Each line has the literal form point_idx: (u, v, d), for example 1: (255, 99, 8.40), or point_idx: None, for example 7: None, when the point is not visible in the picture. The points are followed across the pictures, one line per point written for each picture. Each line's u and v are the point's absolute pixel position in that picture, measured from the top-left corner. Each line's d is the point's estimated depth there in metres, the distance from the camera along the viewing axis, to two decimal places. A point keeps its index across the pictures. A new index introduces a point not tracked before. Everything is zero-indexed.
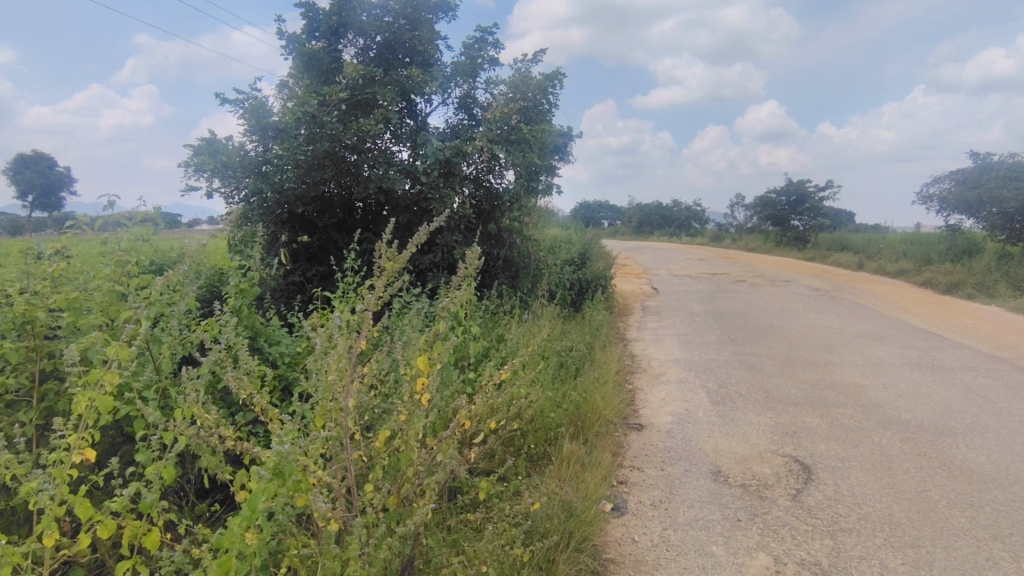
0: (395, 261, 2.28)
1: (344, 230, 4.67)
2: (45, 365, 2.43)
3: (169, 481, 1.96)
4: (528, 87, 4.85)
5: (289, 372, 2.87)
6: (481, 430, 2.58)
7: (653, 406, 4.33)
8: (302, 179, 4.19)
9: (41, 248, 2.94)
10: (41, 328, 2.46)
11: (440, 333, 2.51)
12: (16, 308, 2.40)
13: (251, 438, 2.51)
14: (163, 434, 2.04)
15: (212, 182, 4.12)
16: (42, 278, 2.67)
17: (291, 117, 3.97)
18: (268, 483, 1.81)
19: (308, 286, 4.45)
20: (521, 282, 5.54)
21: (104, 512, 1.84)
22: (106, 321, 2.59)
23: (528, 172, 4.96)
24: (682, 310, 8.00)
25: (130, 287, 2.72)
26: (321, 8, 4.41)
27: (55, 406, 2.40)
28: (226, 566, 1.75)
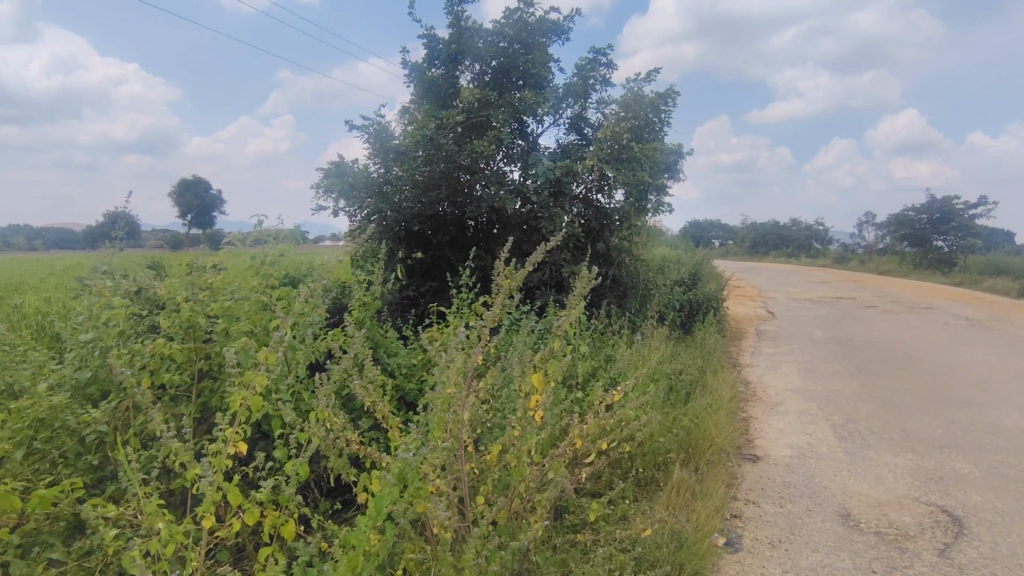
0: (513, 278, 2.35)
1: (456, 247, 4.85)
2: (203, 365, 2.75)
3: (304, 478, 2.13)
4: (640, 105, 4.82)
5: (407, 382, 3.03)
6: (592, 451, 2.56)
7: (769, 437, 4.06)
8: (419, 199, 4.43)
9: (204, 262, 3.35)
10: (200, 332, 2.79)
11: (554, 351, 2.54)
12: (182, 314, 2.75)
13: (373, 442, 2.67)
14: (301, 434, 2.21)
15: (339, 202, 4.47)
16: (204, 287, 3.03)
17: (411, 140, 4.20)
18: (394, 488, 1.91)
19: (421, 300, 4.67)
20: (629, 302, 5.46)
21: (251, 502, 2.03)
22: (252, 328, 2.88)
23: (638, 190, 4.90)
24: (802, 336, 7.44)
25: (273, 298, 3.02)
26: (442, 38, 4.68)
27: (209, 402, 2.72)
28: (355, 562, 1.86)
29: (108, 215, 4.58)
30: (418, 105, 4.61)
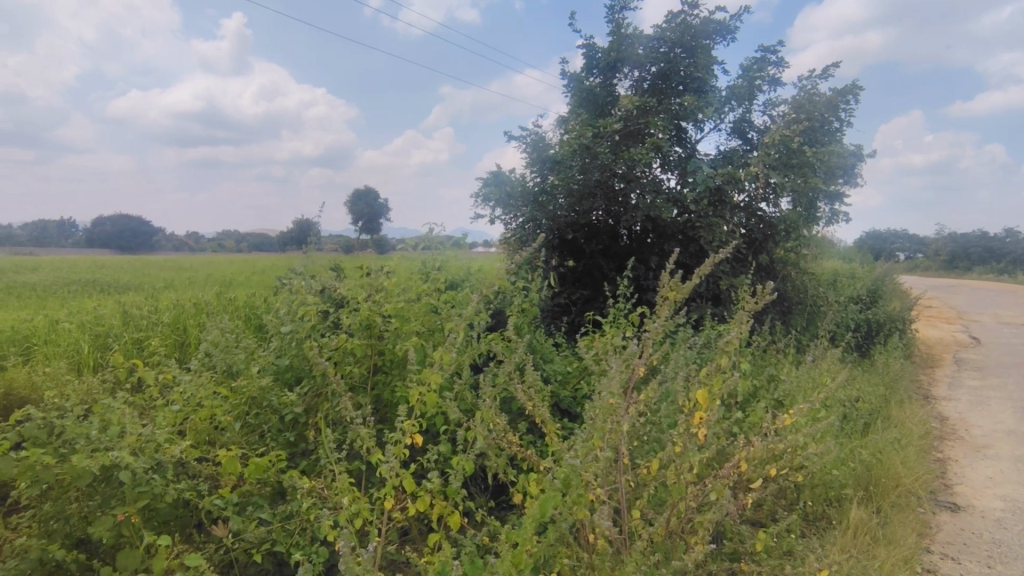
0: (681, 290, 2.32)
1: (610, 255, 4.83)
2: (380, 360, 3.03)
3: (470, 473, 2.25)
4: (815, 107, 4.53)
5: (562, 389, 3.07)
6: (759, 476, 2.41)
7: (974, 484, 3.48)
8: (573, 207, 4.50)
9: (383, 266, 3.69)
10: (376, 330, 3.05)
11: (721, 367, 2.42)
12: (363, 312, 3.02)
13: (530, 445, 2.74)
14: (468, 432, 2.34)
15: (496, 210, 4.69)
16: (382, 289, 3.35)
17: (568, 149, 4.30)
18: (558, 492, 1.94)
19: (572, 308, 4.72)
20: (794, 319, 5.05)
21: (421, 490, 2.18)
22: (423, 327, 3.13)
23: (808, 197, 4.55)
24: (1017, 370, 6.26)
25: (441, 302, 3.24)
26: (601, 47, 4.71)
27: (383, 394, 2.99)
28: (518, 558, 1.92)
29: (300, 222, 5.25)
30: (576, 115, 4.67)
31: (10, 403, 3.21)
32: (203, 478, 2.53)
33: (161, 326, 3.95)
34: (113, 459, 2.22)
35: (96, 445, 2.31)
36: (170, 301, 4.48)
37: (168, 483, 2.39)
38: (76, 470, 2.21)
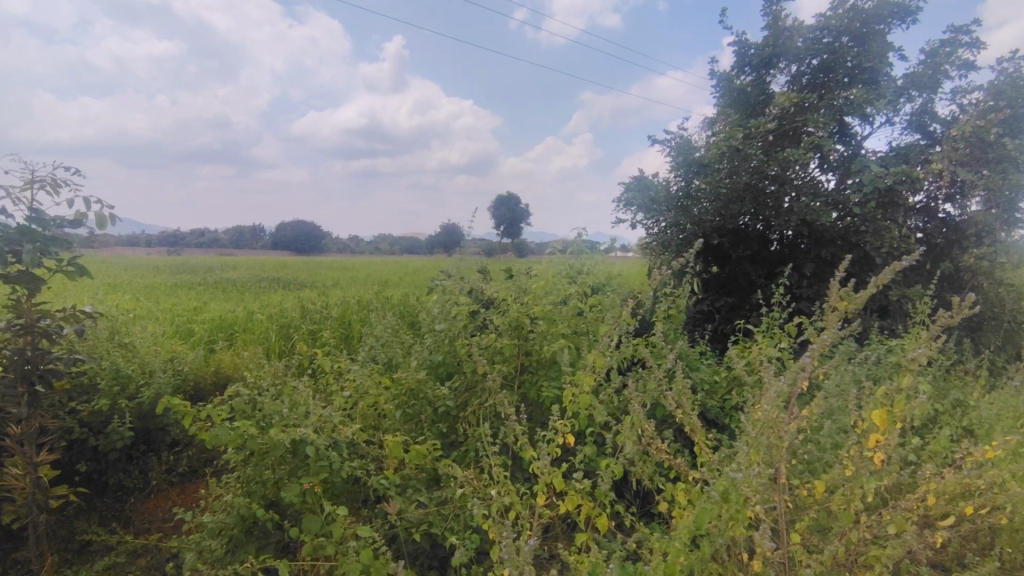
0: (853, 300, 2.15)
1: (758, 261, 4.56)
2: (527, 360, 3.15)
3: (619, 477, 2.25)
4: (1019, 92, 3.93)
5: (711, 399, 2.97)
6: (950, 513, 2.13)
7: None
8: (720, 212, 4.31)
9: (529, 270, 3.83)
10: (523, 331, 3.17)
11: (904, 387, 2.18)
12: (512, 312, 3.16)
13: (678, 454, 2.68)
14: (618, 436, 2.35)
15: (638, 215, 4.64)
16: (529, 292, 3.48)
17: (716, 151, 4.15)
18: (716, 505, 1.88)
19: (716, 315, 4.56)
20: (985, 337, 4.41)
21: (571, 489, 2.23)
22: (569, 330, 3.20)
23: (1005, 196, 4.01)
24: None
25: (586, 305, 3.28)
26: (754, 42, 4.49)
27: (528, 393, 3.09)
28: (671, 569, 1.88)
29: (447, 227, 5.60)
30: (725, 115, 4.48)
31: (219, 380, 3.81)
32: (371, 458, 2.80)
33: (331, 319, 4.46)
34: (301, 435, 2.54)
35: (287, 421, 2.66)
36: (338, 298, 5.04)
37: (342, 460, 2.68)
38: (272, 442, 2.56)
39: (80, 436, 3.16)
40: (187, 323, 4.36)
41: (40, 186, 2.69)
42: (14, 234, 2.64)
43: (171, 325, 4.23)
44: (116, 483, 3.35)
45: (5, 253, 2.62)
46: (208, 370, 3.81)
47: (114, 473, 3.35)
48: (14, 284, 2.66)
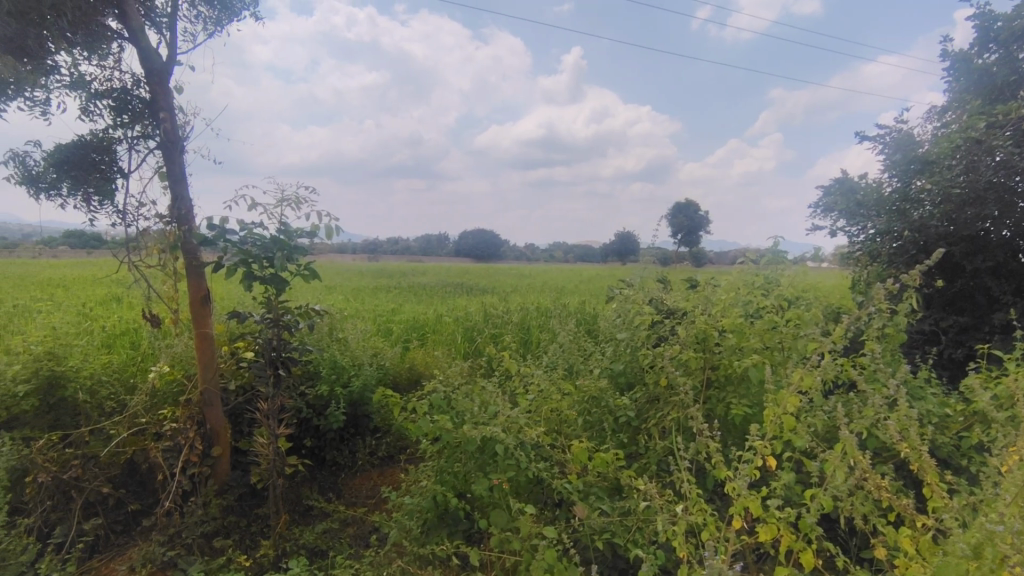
0: None
1: (1001, 274, 3.81)
2: (713, 375, 3.00)
3: (829, 512, 2.03)
4: None
5: (941, 435, 2.56)
6: None
7: None
8: (950, 217, 3.69)
9: (716, 281, 3.66)
10: (712, 343, 3.03)
11: None
12: (700, 323, 3.03)
13: (899, 495, 2.35)
14: (828, 465, 2.12)
15: (839, 222, 4.24)
16: (718, 303, 3.33)
17: (947, 145, 3.59)
18: (968, 560, 1.60)
19: (942, 337, 3.93)
20: None
21: (771, 517, 2.06)
22: (764, 346, 2.98)
23: None
24: None
25: (783, 320, 3.03)
26: (1003, 12, 3.79)
27: (715, 410, 2.95)
28: None
29: (624, 235, 5.65)
30: (960, 103, 3.88)
31: (415, 375, 4.21)
32: (554, 461, 2.88)
33: (512, 324, 4.72)
34: (492, 433, 2.69)
35: (479, 419, 2.84)
36: (517, 304, 5.29)
37: (528, 460, 2.78)
38: (465, 437, 2.74)
39: (307, 415, 3.70)
40: (389, 322, 4.90)
41: (288, 203, 3.22)
42: (268, 243, 3.17)
43: (375, 324, 4.78)
44: (332, 459, 3.88)
45: (262, 259, 3.17)
46: (405, 365, 4.22)
47: (330, 450, 3.88)
48: (268, 284, 3.22)
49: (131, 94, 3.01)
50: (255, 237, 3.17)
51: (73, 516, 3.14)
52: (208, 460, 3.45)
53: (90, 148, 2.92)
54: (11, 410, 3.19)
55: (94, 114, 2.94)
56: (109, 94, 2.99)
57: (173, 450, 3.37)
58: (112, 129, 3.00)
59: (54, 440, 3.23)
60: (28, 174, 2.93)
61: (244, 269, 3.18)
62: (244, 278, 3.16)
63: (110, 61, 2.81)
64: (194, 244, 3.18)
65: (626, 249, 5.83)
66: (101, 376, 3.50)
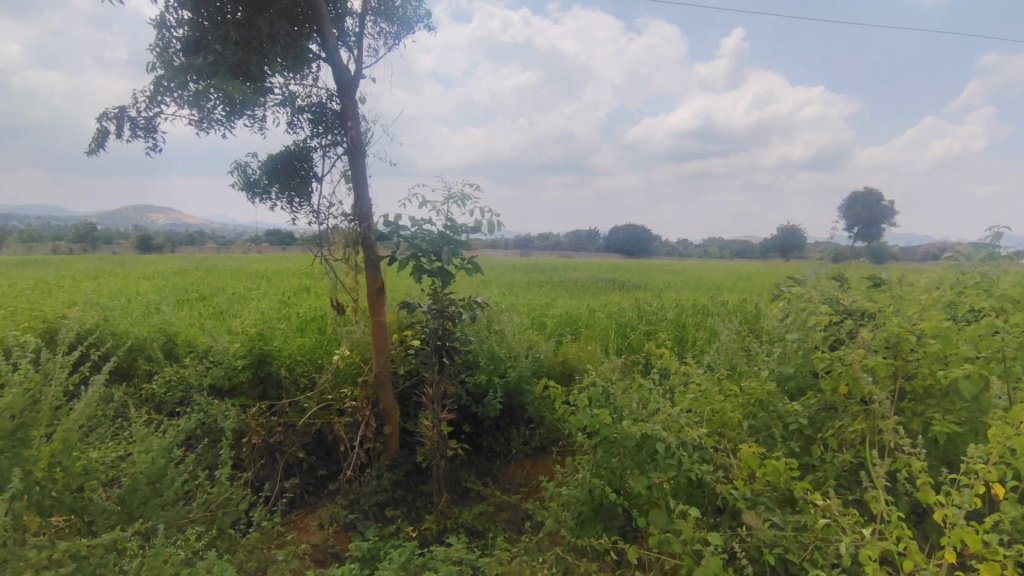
0: None
1: None
2: (910, 385, 2.63)
3: None
4: None
5: None
6: None
7: None
8: None
9: (913, 279, 3.24)
10: (907, 350, 2.63)
11: None
12: (894, 328, 2.64)
13: None
14: None
15: None
16: (916, 304, 2.89)
17: None
18: None
19: None
20: None
21: (995, 554, 1.76)
22: (979, 355, 2.55)
23: None
24: None
25: (1005, 326, 2.59)
26: None
27: (913, 425, 2.60)
28: None
29: (793, 228, 5.24)
30: None
31: (567, 369, 4.26)
32: (718, 465, 2.73)
33: (668, 321, 4.68)
34: (652, 431, 2.64)
35: (638, 416, 2.79)
36: (673, 303, 5.23)
37: (690, 462, 2.68)
38: (624, 433, 2.71)
39: (467, 402, 3.91)
40: (543, 316, 5.02)
41: (454, 201, 3.43)
42: (435, 238, 3.41)
43: (530, 318, 4.92)
44: (489, 446, 4.06)
45: (430, 253, 3.41)
46: (558, 359, 4.28)
47: (487, 437, 4.06)
48: (435, 277, 3.46)
49: (325, 107, 3.40)
50: (424, 234, 3.42)
51: (277, 475, 3.65)
52: (381, 437, 3.78)
53: (294, 157, 3.35)
54: (232, 381, 3.78)
55: (297, 126, 3.37)
56: (308, 108, 3.40)
57: (353, 425, 3.76)
58: (310, 139, 3.41)
59: (262, 408, 3.78)
60: (247, 180, 3.44)
61: (415, 262, 3.45)
62: (415, 272, 3.43)
63: (311, 80, 3.20)
64: (373, 240, 3.52)
65: (796, 244, 5.40)
66: (297, 356, 4.02)
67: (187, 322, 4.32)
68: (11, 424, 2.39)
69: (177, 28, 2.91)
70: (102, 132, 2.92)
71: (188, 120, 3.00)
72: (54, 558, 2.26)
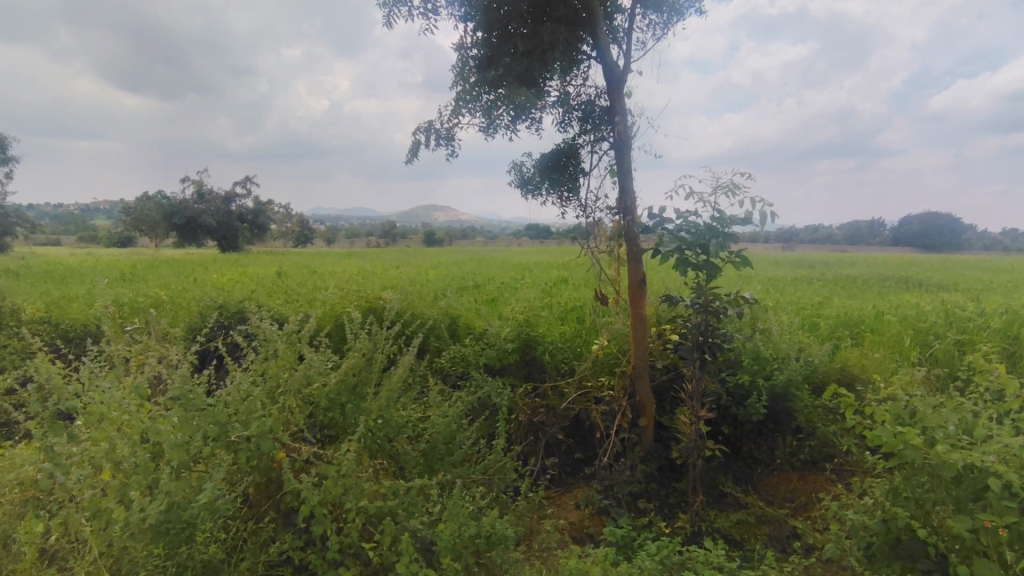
0: None
1: None
2: None
3: None
4: None
5: None
6: None
7: None
8: None
9: None
10: None
11: None
12: None
13: None
14: None
15: None
16: None
17: None
18: None
19: None
20: None
21: None
22: None
23: None
24: None
25: None
26: None
27: None
28: None
29: None
30: None
31: (848, 378, 3.73)
32: None
33: (991, 330, 3.78)
34: (983, 462, 2.14)
35: (961, 442, 2.28)
36: (999, 308, 4.19)
37: None
38: (940, 459, 2.24)
39: (727, 403, 3.70)
40: (815, 316, 4.49)
41: (723, 190, 3.26)
42: (702, 231, 3.30)
43: (799, 317, 4.44)
44: (749, 452, 3.79)
45: (696, 246, 3.33)
46: (836, 365, 3.78)
47: (747, 443, 3.79)
48: (700, 270, 3.35)
49: (594, 104, 3.55)
50: (690, 226, 3.33)
51: (539, 451, 3.96)
52: (636, 429, 3.81)
53: (564, 155, 3.57)
54: (503, 361, 4.21)
55: (568, 125, 3.57)
56: (578, 107, 3.58)
57: (609, 414, 3.86)
58: (579, 137, 3.59)
59: (528, 388, 4.13)
60: (522, 179, 3.76)
61: (678, 255, 3.38)
62: (678, 265, 3.36)
63: (583, 79, 3.35)
64: (636, 233, 3.55)
65: None
66: (559, 342, 4.29)
67: (468, 306, 4.94)
68: (354, 380, 3.05)
69: (472, 48, 3.32)
70: (415, 144, 3.47)
71: (479, 127, 3.40)
72: (381, 492, 2.81)
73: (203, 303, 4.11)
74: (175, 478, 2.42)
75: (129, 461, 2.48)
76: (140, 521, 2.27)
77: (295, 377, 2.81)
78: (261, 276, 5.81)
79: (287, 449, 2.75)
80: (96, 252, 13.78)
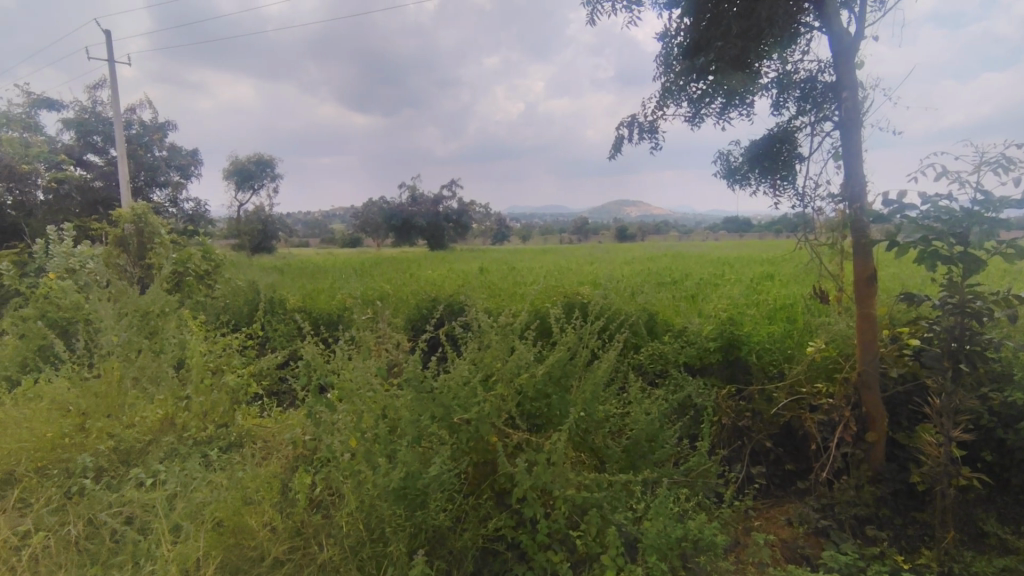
0: None
1: None
2: None
3: None
4: None
5: None
6: None
7: None
8: None
9: None
10: None
11: None
12: None
13: None
14: None
15: None
16: None
17: None
18: None
19: None
20: None
21: None
22: None
23: None
24: None
25: None
26: None
27: None
28: None
29: None
30: None
31: None
32: None
33: None
34: None
35: None
36: None
37: None
38: None
39: (988, 423, 3.08)
40: None
41: (991, 167, 2.71)
42: (959, 216, 2.78)
43: None
44: (1020, 486, 3.12)
45: (951, 236, 2.80)
46: None
47: (1018, 474, 3.12)
48: (957, 265, 2.81)
49: (817, 81, 3.20)
50: (942, 211, 2.82)
51: (744, 458, 3.72)
52: (863, 444, 3.37)
53: (778, 140, 3.27)
54: (704, 360, 4.03)
55: (784, 107, 3.28)
56: (797, 85, 3.27)
57: (828, 425, 3.46)
58: (798, 118, 3.27)
59: (731, 391, 3.90)
60: (728, 169, 3.55)
61: (925, 248, 2.89)
62: (925, 258, 2.85)
63: (805, 54, 3.04)
64: (867, 223, 3.13)
65: None
66: (768, 343, 3.97)
67: (665, 303, 4.83)
68: (560, 372, 3.17)
69: (678, 35, 3.19)
70: (618, 139, 3.46)
71: (684, 118, 3.28)
72: (585, 483, 2.88)
73: (426, 297, 4.61)
74: (410, 449, 2.75)
75: (374, 431, 2.88)
76: (384, 485, 2.63)
77: (508, 366, 3.02)
78: (470, 271, 6.34)
79: (500, 434, 2.96)
80: (338, 252, 16.33)
